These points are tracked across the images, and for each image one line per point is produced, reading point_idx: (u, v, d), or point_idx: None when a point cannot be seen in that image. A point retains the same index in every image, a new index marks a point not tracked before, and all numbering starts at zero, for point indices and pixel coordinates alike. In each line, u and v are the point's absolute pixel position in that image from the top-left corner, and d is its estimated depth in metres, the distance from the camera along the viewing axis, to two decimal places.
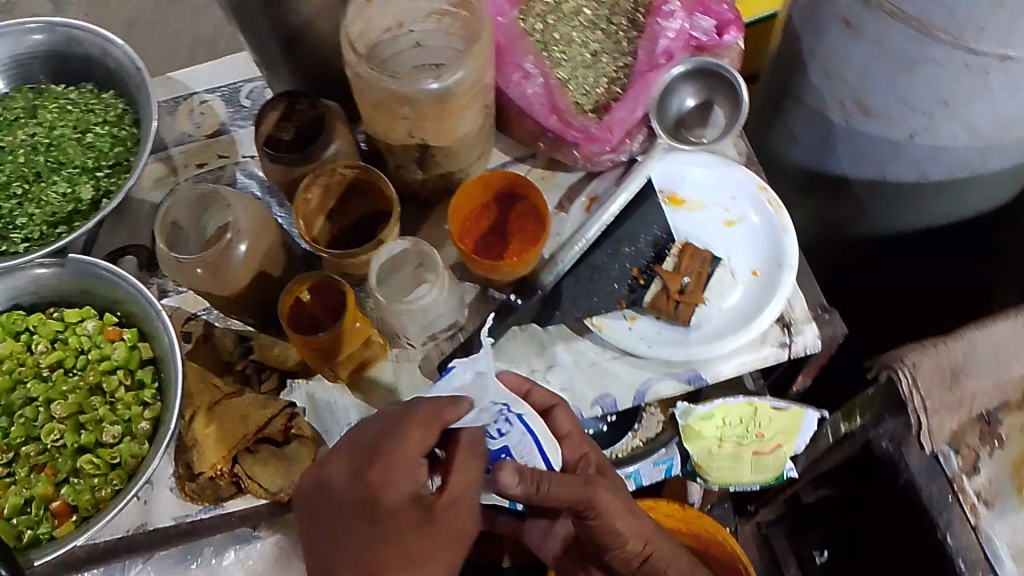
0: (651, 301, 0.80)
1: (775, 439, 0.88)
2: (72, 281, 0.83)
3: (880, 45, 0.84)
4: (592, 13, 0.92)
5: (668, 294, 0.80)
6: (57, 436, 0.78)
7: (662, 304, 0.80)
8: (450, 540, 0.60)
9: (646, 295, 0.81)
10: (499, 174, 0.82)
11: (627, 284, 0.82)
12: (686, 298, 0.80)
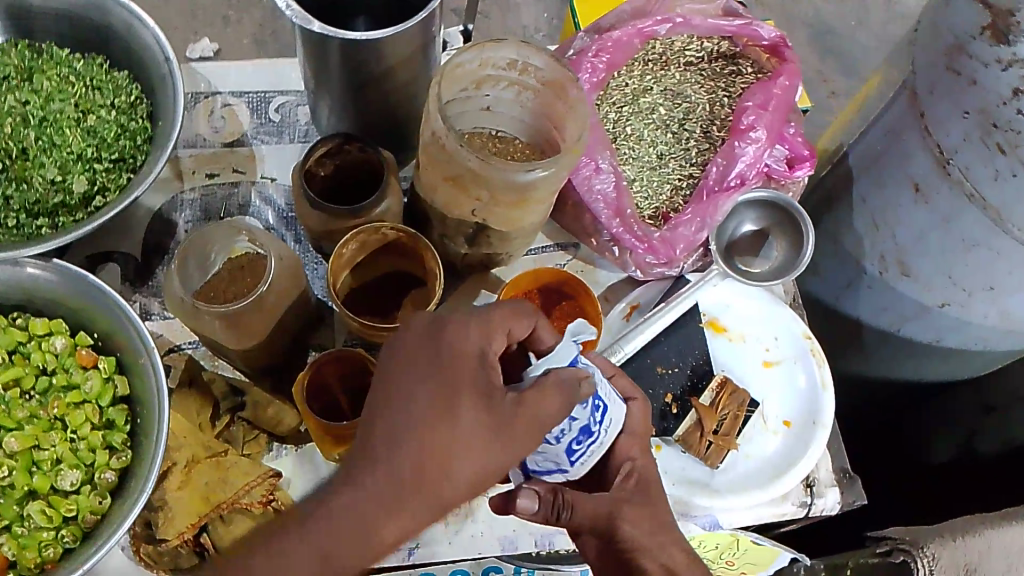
0: (682, 434, 0.77)
1: (743, 566, 0.83)
2: (50, 291, 0.71)
3: (945, 219, 0.83)
4: (666, 112, 0.88)
5: (703, 432, 0.76)
6: (5, 474, 0.67)
7: (691, 438, 0.76)
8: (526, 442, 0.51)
9: (678, 427, 0.77)
10: (549, 270, 0.77)
11: (659, 410, 0.78)
12: (720, 439, 0.77)
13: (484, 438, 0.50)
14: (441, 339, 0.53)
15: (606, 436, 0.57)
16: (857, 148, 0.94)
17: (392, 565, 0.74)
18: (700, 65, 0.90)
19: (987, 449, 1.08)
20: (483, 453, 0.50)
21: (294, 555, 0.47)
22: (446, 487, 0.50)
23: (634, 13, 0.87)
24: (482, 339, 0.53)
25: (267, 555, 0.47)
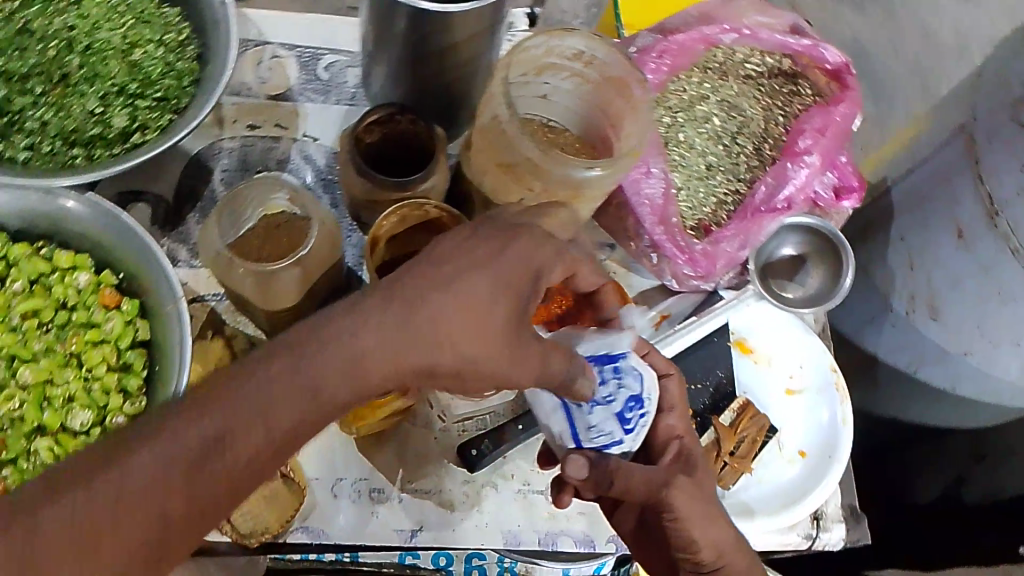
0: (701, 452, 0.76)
1: None
2: (80, 226, 0.69)
3: (984, 268, 0.83)
4: (720, 123, 0.86)
5: (719, 452, 0.76)
6: (16, 406, 0.66)
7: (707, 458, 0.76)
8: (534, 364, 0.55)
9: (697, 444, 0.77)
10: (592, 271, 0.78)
11: None
12: (735, 461, 0.76)
13: (500, 342, 0.53)
14: (511, 246, 0.54)
15: (653, 410, 0.62)
16: (902, 184, 0.94)
17: (393, 545, 0.74)
18: (759, 80, 0.88)
19: (974, 498, 1.08)
20: (488, 351, 0.52)
21: (292, 381, 0.45)
22: (442, 367, 0.51)
23: (700, 17, 0.85)
24: (544, 263, 0.55)
25: (261, 375, 0.45)
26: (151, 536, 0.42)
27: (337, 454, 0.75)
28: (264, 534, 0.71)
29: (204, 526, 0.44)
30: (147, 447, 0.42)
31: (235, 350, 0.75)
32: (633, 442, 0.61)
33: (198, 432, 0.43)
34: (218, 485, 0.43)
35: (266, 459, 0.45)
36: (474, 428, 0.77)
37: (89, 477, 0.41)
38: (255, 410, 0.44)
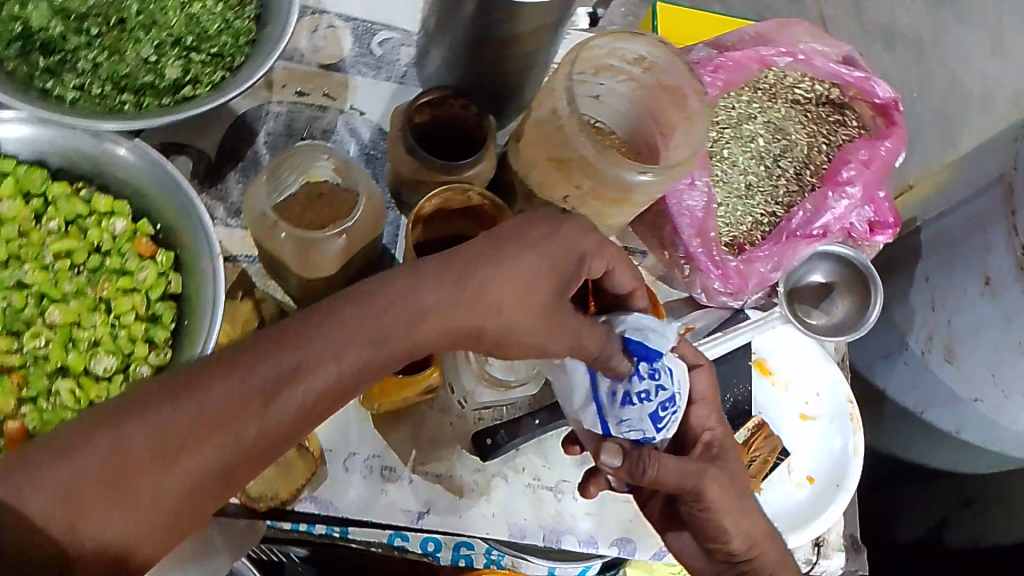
0: None
1: None
2: (123, 173, 0.68)
3: (1007, 318, 0.84)
4: (764, 144, 0.87)
5: None
6: (41, 344, 0.66)
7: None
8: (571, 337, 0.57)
9: None
10: None
11: None
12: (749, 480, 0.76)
13: (540, 314, 0.56)
14: (560, 229, 0.57)
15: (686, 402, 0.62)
16: (932, 225, 0.95)
17: (399, 525, 0.74)
18: (807, 106, 0.88)
19: (955, 541, 1.08)
20: (530, 322, 0.56)
21: (356, 328, 0.50)
22: (487, 329, 0.55)
23: (755, 37, 0.86)
24: (589, 248, 0.58)
25: (330, 319, 0.49)
26: (229, 452, 0.46)
27: (353, 429, 0.75)
28: (273, 500, 0.71)
29: (272, 450, 0.48)
30: (227, 373, 0.47)
31: (263, 313, 0.75)
32: (667, 434, 0.62)
33: (273, 363, 0.47)
34: (289, 413, 0.48)
35: (331, 395, 0.49)
36: (490, 419, 0.78)
37: (176, 394, 0.45)
38: (325, 349, 0.48)
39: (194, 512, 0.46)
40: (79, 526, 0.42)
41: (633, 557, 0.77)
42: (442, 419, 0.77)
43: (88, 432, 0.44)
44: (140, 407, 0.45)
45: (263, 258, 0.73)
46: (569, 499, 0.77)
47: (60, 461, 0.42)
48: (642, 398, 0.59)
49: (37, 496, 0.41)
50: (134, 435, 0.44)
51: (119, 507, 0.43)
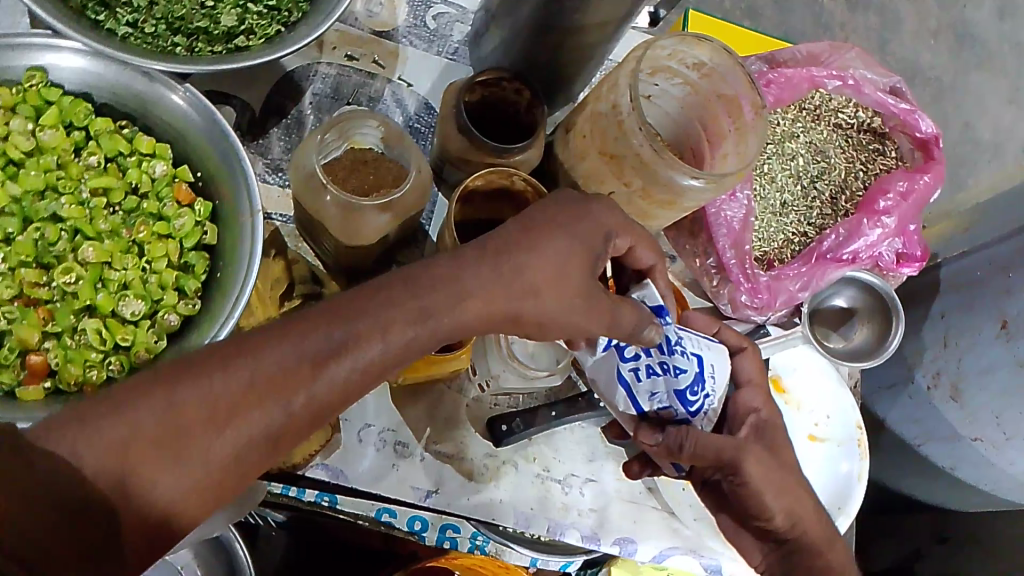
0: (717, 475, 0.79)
1: None
2: (171, 117, 0.67)
3: (1020, 363, 0.85)
4: (804, 164, 0.88)
5: None
6: (71, 280, 0.65)
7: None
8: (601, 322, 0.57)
9: None
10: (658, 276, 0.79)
11: None
12: None
13: (575, 293, 0.56)
14: (586, 205, 0.58)
15: (721, 384, 0.61)
16: (953, 264, 0.96)
17: (407, 502, 0.73)
18: (848, 132, 0.90)
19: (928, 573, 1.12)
20: (567, 303, 0.56)
21: (399, 305, 0.51)
22: (524, 315, 0.55)
23: (808, 57, 0.87)
24: (617, 227, 0.59)
25: (375, 300, 0.51)
26: (275, 420, 0.47)
27: (370, 400, 0.74)
28: (286, 463, 0.70)
29: (313, 423, 0.49)
30: (277, 343, 0.48)
31: (294, 274, 0.75)
32: (702, 417, 0.61)
33: (321, 337, 0.48)
34: (334, 386, 0.49)
35: (375, 371, 0.50)
36: (505, 404, 0.78)
37: (228, 360, 0.47)
38: (372, 323, 0.50)
39: (234, 479, 0.47)
40: (130, 482, 0.43)
41: (633, 556, 0.77)
42: (459, 399, 0.77)
43: (142, 392, 0.45)
44: (192, 371, 0.46)
45: (299, 220, 0.73)
46: (577, 493, 0.77)
47: (115, 418, 0.44)
48: (667, 377, 0.59)
49: (92, 449, 0.43)
50: (186, 397, 0.45)
51: (169, 465, 0.44)
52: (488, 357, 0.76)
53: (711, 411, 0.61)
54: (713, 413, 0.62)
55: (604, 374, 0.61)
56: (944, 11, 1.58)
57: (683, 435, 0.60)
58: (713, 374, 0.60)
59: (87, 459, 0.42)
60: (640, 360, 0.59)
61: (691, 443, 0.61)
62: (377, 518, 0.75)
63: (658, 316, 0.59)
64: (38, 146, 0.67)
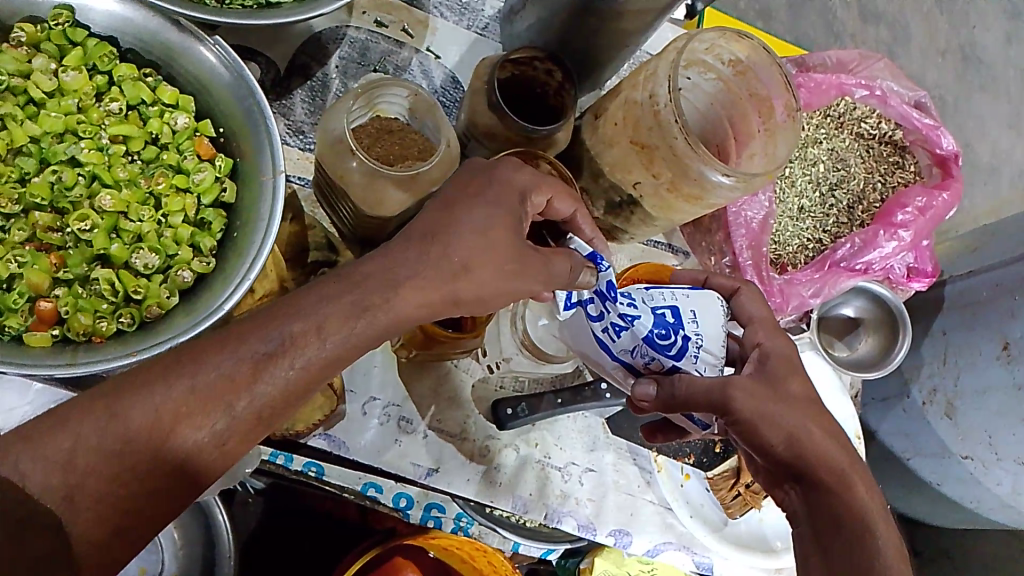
0: (713, 474, 0.82)
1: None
2: (195, 70, 0.66)
3: (1018, 387, 0.86)
4: (825, 170, 0.89)
5: (735, 482, 0.82)
6: (86, 228, 0.63)
7: (722, 483, 0.82)
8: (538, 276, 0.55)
9: (716, 466, 0.83)
10: (650, 269, 0.76)
11: (705, 443, 0.83)
12: (747, 494, 0.82)
13: (507, 258, 0.54)
14: (493, 170, 0.57)
15: (699, 327, 0.57)
16: (958, 283, 0.97)
17: (406, 479, 0.73)
18: (870, 142, 0.90)
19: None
20: (500, 270, 0.54)
21: (333, 302, 0.50)
22: (461, 284, 0.53)
23: (836, 64, 0.87)
24: (528, 183, 0.57)
25: (312, 294, 0.50)
26: (220, 424, 0.47)
27: (377, 372, 0.73)
28: (286, 431, 0.68)
29: (260, 427, 0.49)
30: (218, 351, 0.47)
31: (309, 240, 0.74)
32: (692, 360, 0.57)
33: (256, 342, 0.48)
34: (277, 387, 0.48)
35: (318, 373, 0.49)
36: (511, 388, 0.77)
37: (167, 372, 0.46)
38: (307, 323, 0.49)
39: (192, 483, 0.47)
40: (76, 496, 0.43)
41: (627, 549, 0.78)
42: (465, 378, 0.76)
43: (87, 409, 0.44)
44: (136, 385, 0.46)
45: (319, 184, 0.72)
46: (575, 482, 0.77)
47: (53, 436, 0.43)
48: (629, 327, 0.56)
49: (35, 467, 0.42)
50: (126, 413, 0.45)
51: (115, 474, 0.44)
52: (502, 340, 0.78)
53: (702, 353, 0.57)
54: (707, 355, 0.57)
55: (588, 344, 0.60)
56: (954, 31, 1.53)
57: (673, 380, 0.57)
58: (677, 318, 0.57)
59: (31, 476, 0.42)
60: (603, 318, 0.56)
61: (683, 388, 0.56)
62: (362, 492, 0.74)
63: (594, 262, 0.57)
64: (59, 86, 0.65)
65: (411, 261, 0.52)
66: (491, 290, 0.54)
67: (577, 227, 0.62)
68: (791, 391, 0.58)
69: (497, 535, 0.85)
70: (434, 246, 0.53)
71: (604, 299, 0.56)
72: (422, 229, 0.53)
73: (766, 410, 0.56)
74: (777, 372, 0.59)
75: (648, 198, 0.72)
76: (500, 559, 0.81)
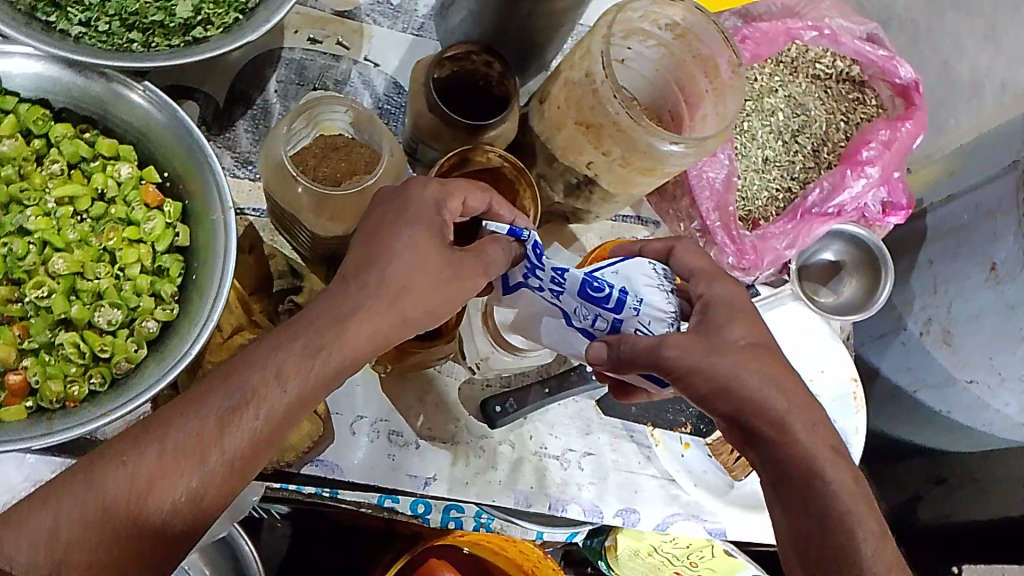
0: (712, 440, 0.82)
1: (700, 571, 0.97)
2: (130, 117, 0.65)
3: (1011, 307, 0.85)
4: (785, 118, 0.87)
5: None
6: (44, 295, 0.63)
7: (723, 446, 0.82)
8: (471, 273, 0.54)
9: (712, 432, 0.83)
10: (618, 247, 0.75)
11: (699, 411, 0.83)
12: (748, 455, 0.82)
13: (441, 265, 0.53)
14: (404, 191, 0.55)
15: (636, 285, 0.55)
16: (939, 211, 0.95)
17: (405, 490, 0.72)
18: (827, 82, 0.88)
19: (926, 518, 1.08)
20: (438, 278, 0.53)
21: (288, 348, 0.49)
22: (410, 312, 0.52)
23: (783, 9, 0.85)
24: (439, 195, 0.55)
25: (266, 345, 0.50)
26: (194, 482, 0.47)
27: (359, 389, 0.73)
28: (278, 462, 0.68)
29: (236, 478, 0.49)
30: (184, 412, 0.48)
31: (272, 268, 0.73)
32: (634, 314, 0.54)
33: (219, 397, 0.48)
34: (243, 439, 0.48)
35: (283, 420, 0.49)
36: (498, 385, 0.77)
37: (137, 440, 0.47)
38: (266, 372, 0.48)
39: (172, 542, 0.47)
40: (63, 569, 0.44)
41: (637, 527, 0.77)
42: (451, 382, 0.76)
43: (66, 487, 0.46)
44: (106, 458, 0.47)
45: (272, 213, 0.71)
46: (575, 468, 0.77)
47: (33, 517, 0.45)
48: (565, 286, 0.54)
49: (18, 547, 0.44)
50: (101, 484, 0.46)
51: (99, 542, 0.45)
52: (475, 338, 0.74)
53: (643, 306, 0.54)
54: (652, 310, 0.54)
55: (545, 317, 0.58)
56: None
57: (618, 339, 0.54)
58: (609, 280, 0.55)
59: (17, 556, 0.44)
60: (542, 291, 0.55)
61: (628, 347, 0.53)
62: (380, 503, 0.74)
63: (516, 235, 0.56)
64: None
65: (354, 295, 0.51)
66: (447, 301, 0.54)
67: (496, 216, 0.59)
68: (751, 334, 0.54)
69: (518, 527, 0.83)
70: (371, 272, 0.52)
71: (533, 270, 0.55)
72: (354, 263, 0.53)
73: (722, 362, 0.52)
74: (716, 319, 0.55)
75: (603, 176, 0.71)
76: (529, 546, 0.91)
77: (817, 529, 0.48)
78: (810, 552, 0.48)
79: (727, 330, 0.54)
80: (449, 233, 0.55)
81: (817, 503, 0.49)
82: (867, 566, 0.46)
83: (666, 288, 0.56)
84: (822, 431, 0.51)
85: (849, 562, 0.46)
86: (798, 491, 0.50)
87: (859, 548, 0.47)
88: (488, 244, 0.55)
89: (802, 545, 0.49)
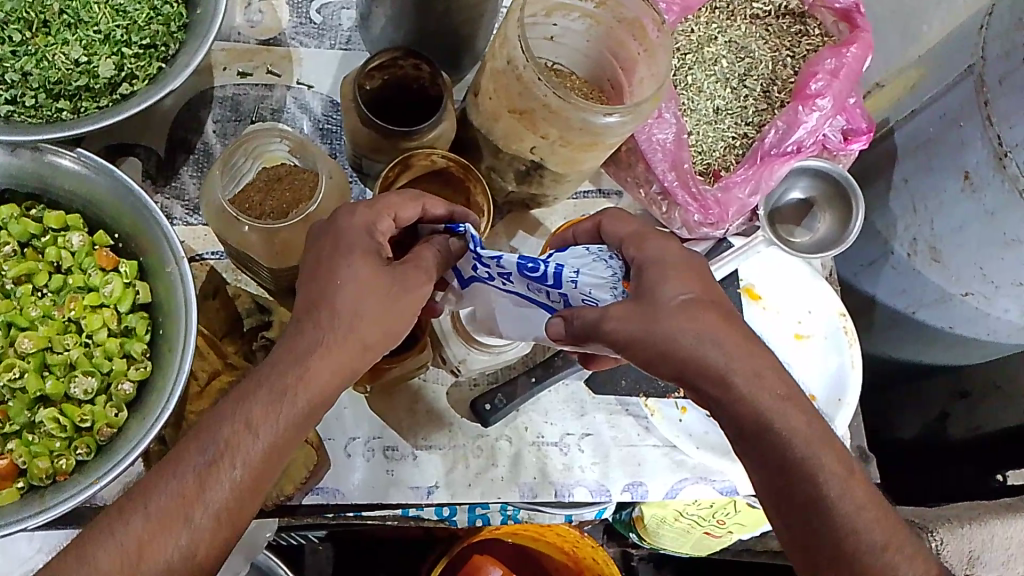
0: None
1: (730, 526, 0.96)
2: (70, 187, 0.65)
3: (990, 214, 0.83)
4: (729, 65, 0.86)
5: None
6: (16, 375, 0.64)
7: None
8: (415, 282, 0.54)
9: None
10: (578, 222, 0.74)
11: None
12: None
13: (384, 284, 0.53)
14: (334, 225, 0.55)
15: (575, 262, 0.53)
16: (906, 127, 0.93)
17: (409, 502, 0.73)
18: (767, 20, 0.88)
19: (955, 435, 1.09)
20: (384, 298, 0.53)
21: (253, 397, 0.50)
22: (366, 336, 0.52)
23: None
24: (369, 217, 0.55)
25: (231, 400, 0.51)
26: (183, 541, 0.48)
27: (348, 412, 0.73)
28: (279, 497, 0.69)
29: (227, 530, 0.50)
30: (161, 477, 0.49)
31: (239, 308, 0.74)
32: (574, 285, 0.52)
33: (194, 454, 0.49)
34: (225, 492, 0.49)
35: (262, 467, 0.50)
36: (486, 383, 0.77)
37: (123, 510, 0.48)
38: (236, 423, 0.49)
39: None
40: None
41: (646, 499, 0.77)
42: (437, 389, 0.76)
43: (60, 567, 0.47)
44: (94, 533, 0.48)
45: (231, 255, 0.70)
46: (576, 452, 0.77)
47: None
48: (508, 269, 0.53)
49: None
50: (93, 558, 0.47)
51: None
52: (451, 343, 0.75)
53: (582, 277, 0.52)
54: (591, 279, 0.52)
55: (507, 302, 0.58)
56: None
57: (572, 313, 0.53)
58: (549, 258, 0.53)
59: None
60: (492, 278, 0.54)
61: (579, 320, 0.52)
62: (403, 514, 0.76)
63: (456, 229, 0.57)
64: None
65: (310, 331, 0.52)
66: (400, 317, 0.54)
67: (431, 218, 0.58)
68: (705, 296, 0.54)
69: (546, 514, 0.83)
70: (321, 308, 0.52)
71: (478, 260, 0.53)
72: (308, 301, 0.53)
73: (678, 330, 0.51)
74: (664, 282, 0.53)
75: (548, 157, 0.70)
76: (565, 528, 0.90)
77: (781, 483, 0.51)
78: (782, 505, 0.51)
79: (665, 289, 0.52)
80: (386, 252, 0.56)
81: (781, 459, 0.51)
82: (836, 507, 0.50)
83: (602, 258, 0.54)
84: (773, 380, 0.52)
85: (822, 509, 0.50)
86: (759, 451, 0.51)
87: (825, 492, 0.50)
88: (417, 253, 0.55)
89: (775, 497, 0.52)
